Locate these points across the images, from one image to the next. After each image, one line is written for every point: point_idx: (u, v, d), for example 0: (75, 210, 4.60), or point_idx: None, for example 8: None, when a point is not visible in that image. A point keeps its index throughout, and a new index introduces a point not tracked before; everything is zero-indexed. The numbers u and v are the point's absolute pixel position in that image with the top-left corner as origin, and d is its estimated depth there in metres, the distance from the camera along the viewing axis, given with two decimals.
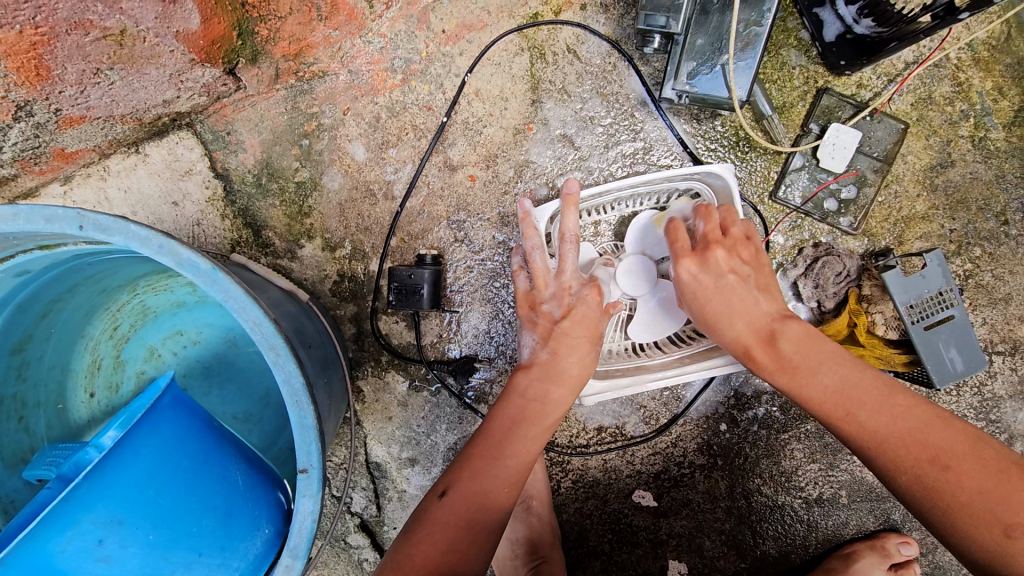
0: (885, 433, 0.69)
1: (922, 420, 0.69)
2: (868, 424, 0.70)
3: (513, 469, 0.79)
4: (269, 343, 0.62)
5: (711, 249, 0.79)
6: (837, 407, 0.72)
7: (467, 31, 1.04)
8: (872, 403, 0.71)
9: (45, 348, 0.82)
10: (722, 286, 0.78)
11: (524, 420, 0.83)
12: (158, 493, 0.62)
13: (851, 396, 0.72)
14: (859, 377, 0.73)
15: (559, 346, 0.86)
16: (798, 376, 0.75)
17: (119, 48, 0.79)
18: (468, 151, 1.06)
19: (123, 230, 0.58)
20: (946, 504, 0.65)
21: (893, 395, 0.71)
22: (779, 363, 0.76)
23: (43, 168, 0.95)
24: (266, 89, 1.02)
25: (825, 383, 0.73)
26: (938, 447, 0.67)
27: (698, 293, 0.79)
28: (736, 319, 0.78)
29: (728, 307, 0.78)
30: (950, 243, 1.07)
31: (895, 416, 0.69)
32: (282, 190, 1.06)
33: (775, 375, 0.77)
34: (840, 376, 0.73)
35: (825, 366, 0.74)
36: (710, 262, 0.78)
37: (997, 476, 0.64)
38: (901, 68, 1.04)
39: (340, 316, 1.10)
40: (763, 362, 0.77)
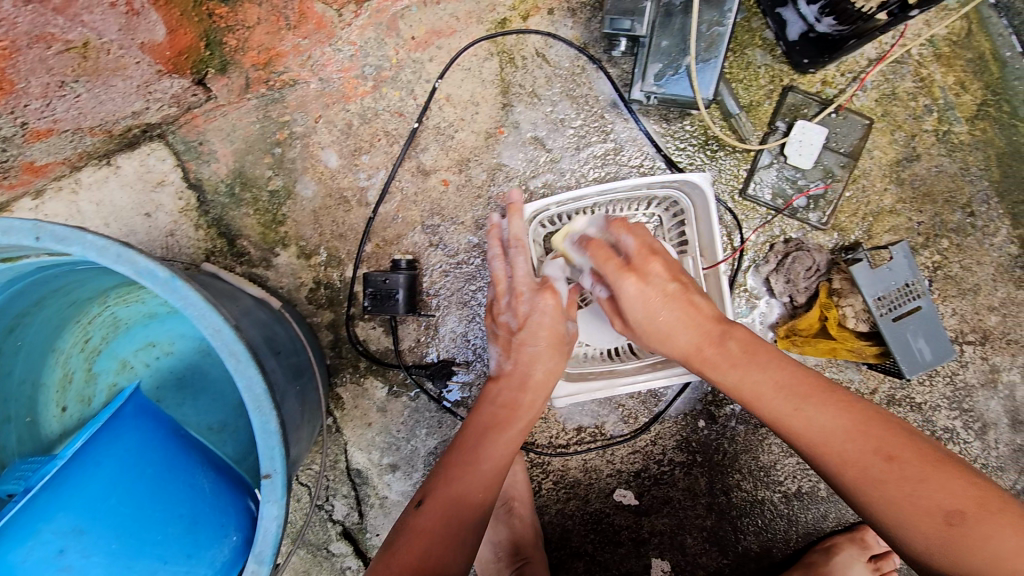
0: (831, 427, 0.70)
1: (863, 416, 0.70)
2: (813, 420, 0.71)
3: (489, 473, 0.80)
4: (230, 350, 0.62)
5: (650, 261, 0.79)
6: (785, 405, 0.73)
7: (436, 37, 1.05)
8: (815, 399, 0.72)
9: (14, 362, 0.81)
10: (663, 300, 0.78)
11: (491, 426, 0.84)
12: (119, 502, 0.63)
13: (795, 391, 0.73)
14: (801, 376, 0.75)
15: (521, 355, 0.88)
16: (748, 374, 0.76)
17: (83, 61, 0.80)
18: (441, 156, 1.07)
19: (80, 240, 0.58)
20: (890, 496, 0.66)
21: (835, 393, 0.73)
22: (730, 361, 0.77)
23: (13, 181, 0.95)
24: (237, 98, 1.02)
25: (773, 379, 0.74)
26: (879, 439, 0.68)
27: (647, 306, 0.79)
28: (681, 326, 0.79)
29: (676, 311, 0.79)
30: (918, 235, 1.09)
31: (839, 411, 0.71)
32: (256, 198, 1.06)
33: (725, 375, 0.78)
34: (785, 374, 0.75)
35: (772, 364, 0.76)
36: (650, 276, 0.78)
37: (936, 467, 0.66)
38: (863, 65, 1.06)
39: (316, 324, 1.09)
40: (713, 362, 0.78)
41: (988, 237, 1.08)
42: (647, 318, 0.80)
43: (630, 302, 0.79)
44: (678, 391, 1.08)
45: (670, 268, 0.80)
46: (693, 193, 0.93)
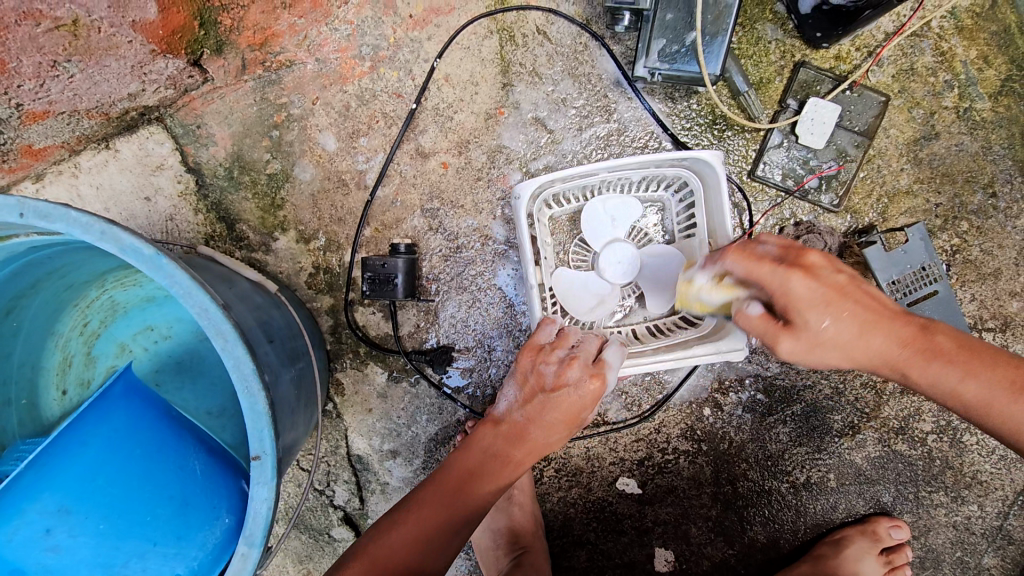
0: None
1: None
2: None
3: (472, 515, 0.79)
4: (217, 329, 0.61)
5: (807, 253, 0.66)
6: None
7: (434, 15, 1.02)
8: None
9: (12, 345, 0.82)
10: (851, 302, 0.65)
11: (477, 477, 0.80)
12: (107, 482, 0.63)
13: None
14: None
15: (535, 418, 0.80)
16: (968, 374, 0.69)
17: (74, 40, 0.78)
18: (440, 138, 1.05)
19: (64, 216, 0.57)
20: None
21: None
22: (943, 359, 0.69)
23: (12, 165, 0.95)
24: (234, 80, 1.01)
25: (1003, 387, 0.68)
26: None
27: (828, 298, 0.65)
28: (887, 339, 0.68)
29: (871, 321, 0.67)
30: (936, 217, 1.04)
31: None
32: (254, 182, 1.05)
33: (932, 380, 0.70)
34: (1016, 377, 0.68)
35: (993, 368, 0.69)
36: (823, 277, 0.65)
37: None
38: (879, 39, 1.02)
39: (316, 309, 1.09)
40: (927, 361, 0.69)
41: (1011, 219, 1.04)
42: (839, 332, 0.66)
43: (799, 304, 0.65)
44: (682, 377, 1.06)
45: (838, 274, 0.66)
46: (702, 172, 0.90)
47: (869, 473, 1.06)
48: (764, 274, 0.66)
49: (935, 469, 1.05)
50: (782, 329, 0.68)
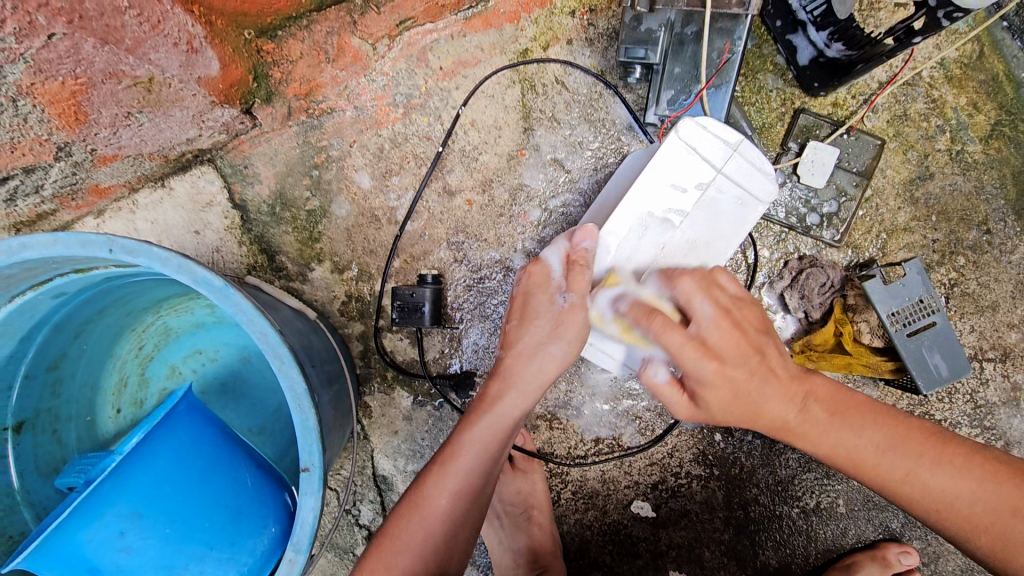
0: (964, 494, 0.70)
1: (989, 463, 0.71)
2: (931, 483, 0.71)
3: (471, 478, 0.85)
4: (274, 352, 0.69)
5: (693, 296, 0.78)
6: (896, 471, 0.73)
7: (462, 67, 1.12)
8: (930, 456, 0.72)
9: (77, 366, 0.89)
10: (739, 334, 0.76)
11: (465, 426, 0.89)
12: (174, 490, 0.69)
13: (909, 452, 0.73)
14: (898, 429, 0.74)
15: (510, 334, 0.95)
16: (844, 437, 0.75)
17: (147, 94, 0.87)
18: (466, 177, 1.14)
19: (147, 252, 0.66)
20: (1013, 537, 0.68)
21: (947, 448, 0.73)
22: (827, 415, 0.76)
23: (80, 202, 1.04)
24: (280, 125, 1.11)
25: (876, 444, 0.73)
26: (1015, 496, 0.69)
27: (677, 349, 0.76)
28: (772, 391, 0.76)
29: (779, 388, 0.76)
30: (934, 253, 1.10)
31: (958, 473, 0.71)
32: (294, 217, 1.14)
33: (818, 444, 0.76)
34: (877, 426, 0.74)
35: (870, 425, 0.75)
36: (720, 350, 0.75)
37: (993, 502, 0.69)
38: (874, 87, 1.09)
39: (348, 334, 1.16)
40: (802, 427, 0.76)
41: (1006, 254, 1.09)
42: (732, 371, 0.75)
43: (675, 350, 0.76)
44: None
45: (746, 338, 0.76)
46: (704, 138, 0.85)
47: (877, 499, 1.09)
48: (649, 324, 0.78)
49: None
50: (708, 358, 0.75)
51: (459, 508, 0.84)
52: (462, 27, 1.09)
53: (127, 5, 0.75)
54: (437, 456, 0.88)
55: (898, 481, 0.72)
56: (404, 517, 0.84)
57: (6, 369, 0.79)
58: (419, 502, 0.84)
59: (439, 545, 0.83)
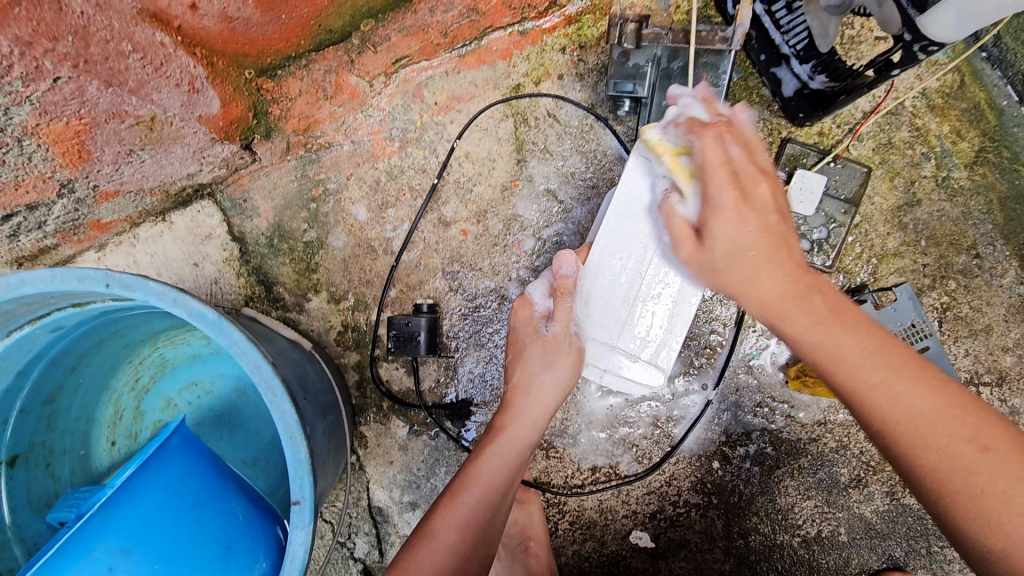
0: (923, 404, 0.61)
1: (967, 399, 0.61)
2: (906, 398, 0.61)
3: (480, 504, 0.84)
4: (267, 384, 0.69)
5: (750, 149, 0.76)
6: (869, 374, 0.64)
7: (457, 102, 1.15)
8: (907, 372, 0.63)
9: (72, 400, 0.90)
10: (766, 181, 0.74)
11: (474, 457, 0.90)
12: (164, 524, 0.70)
13: (888, 361, 0.64)
14: (889, 339, 0.66)
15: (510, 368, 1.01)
16: (830, 332, 0.67)
17: (149, 132, 0.90)
18: (460, 208, 1.16)
19: (143, 287, 0.67)
20: (978, 487, 0.57)
21: (926, 371, 0.63)
22: (811, 315, 0.69)
23: (80, 237, 1.06)
24: (279, 160, 1.14)
25: (864, 345, 0.65)
26: (988, 427, 0.59)
27: (716, 175, 0.74)
28: (777, 277, 0.72)
29: (769, 256, 0.72)
30: (925, 277, 1.11)
31: (930, 390, 0.61)
32: (292, 249, 1.16)
33: (801, 325, 0.70)
34: (871, 331, 0.67)
35: (862, 329, 0.67)
36: (757, 204, 0.73)
37: (956, 417, 0.60)
38: (858, 117, 1.12)
39: (344, 364, 1.17)
40: (792, 316, 0.71)
41: (997, 278, 1.10)
42: (742, 240, 0.73)
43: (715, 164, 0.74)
44: (687, 429, 1.09)
45: (774, 193, 0.75)
46: (656, 151, 0.79)
47: (879, 527, 1.08)
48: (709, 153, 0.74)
49: None
50: (696, 232, 0.76)
51: (468, 540, 0.81)
52: (456, 64, 1.14)
53: (131, 48, 0.79)
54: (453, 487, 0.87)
55: (870, 381, 0.63)
56: (413, 546, 0.81)
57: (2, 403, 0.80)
58: (428, 532, 0.81)
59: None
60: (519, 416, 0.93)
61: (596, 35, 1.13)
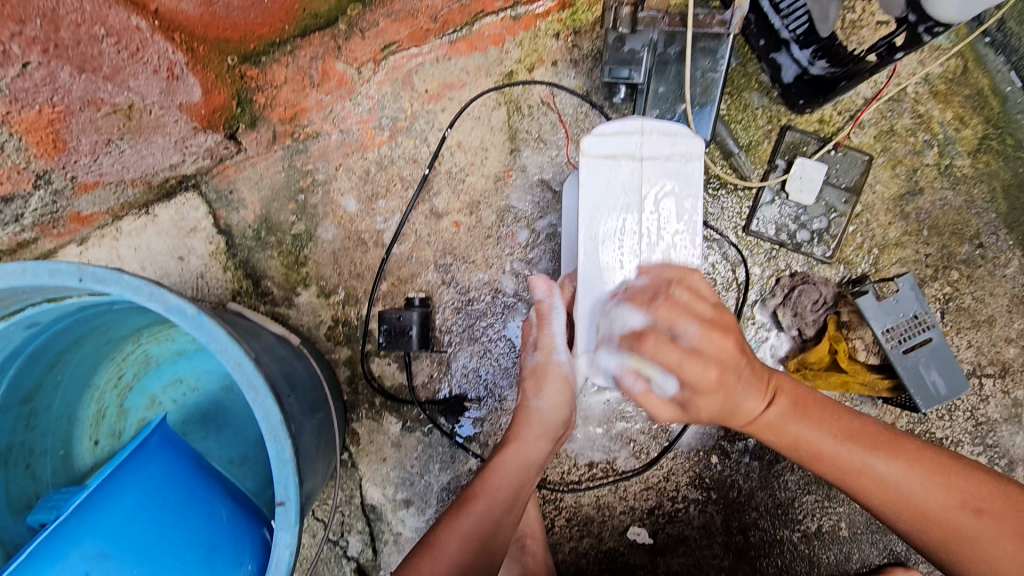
0: (914, 481, 0.69)
1: (941, 463, 0.70)
2: (889, 473, 0.70)
3: (487, 514, 0.83)
4: (249, 381, 0.67)
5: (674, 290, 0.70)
6: (850, 459, 0.71)
7: (448, 90, 1.12)
8: (884, 450, 0.71)
9: (53, 398, 0.87)
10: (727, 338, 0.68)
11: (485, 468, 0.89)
12: (143, 528, 0.67)
13: (862, 447, 0.71)
14: (854, 422, 0.74)
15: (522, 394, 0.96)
16: (803, 433, 0.73)
17: (128, 121, 0.87)
18: (452, 199, 1.13)
19: (118, 280, 0.64)
20: (974, 539, 0.67)
21: (900, 444, 0.72)
22: (791, 416, 0.74)
23: (61, 230, 1.03)
24: (265, 150, 1.10)
25: (833, 434, 0.72)
26: (967, 489, 0.68)
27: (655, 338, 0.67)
28: (747, 396, 0.72)
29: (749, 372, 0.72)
30: (927, 267, 1.09)
31: (909, 465, 0.70)
32: (280, 242, 1.13)
33: (791, 433, 0.74)
34: (838, 421, 0.73)
35: (828, 420, 0.74)
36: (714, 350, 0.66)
37: (943, 483, 0.68)
38: (859, 104, 1.09)
39: (334, 360, 1.14)
40: (764, 429, 0.75)
41: (1000, 268, 1.08)
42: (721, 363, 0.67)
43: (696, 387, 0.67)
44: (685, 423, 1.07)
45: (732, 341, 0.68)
46: (617, 145, 0.80)
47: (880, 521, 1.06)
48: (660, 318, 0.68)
49: None
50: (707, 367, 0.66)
51: (470, 550, 0.79)
52: (447, 50, 1.11)
53: (104, 32, 0.76)
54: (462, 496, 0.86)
55: (865, 465, 0.70)
56: (419, 556, 0.78)
57: None
58: (431, 542, 0.79)
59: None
60: (523, 442, 0.90)
61: (590, 20, 1.10)
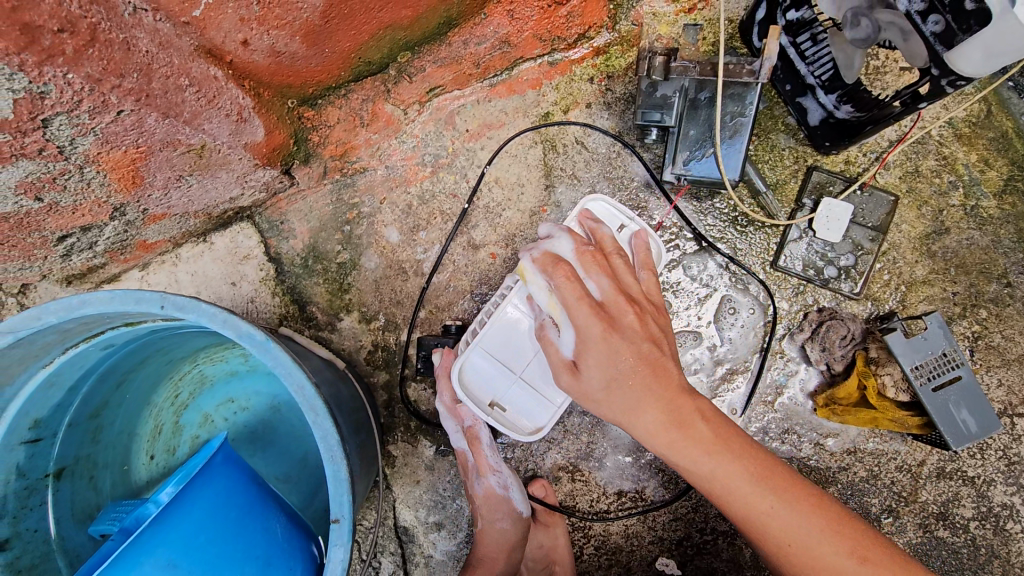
0: (802, 544, 0.73)
1: (834, 517, 0.74)
2: (797, 527, 0.73)
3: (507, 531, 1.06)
4: (310, 404, 0.72)
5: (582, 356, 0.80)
6: (761, 501, 0.74)
7: (487, 129, 1.19)
8: (789, 492, 0.75)
9: (116, 415, 0.93)
10: (618, 329, 0.79)
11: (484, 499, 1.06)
12: (208, 541, 0.71)
13: (762, 478, 0.75)
14: (764, 461, 0.76)
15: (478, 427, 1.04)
16: (719, 462, 0.75)
17: (198, 159, 0.94)
18: (490, 232, 1.19)
19: (195, 308, 0.70)
20: None
21: (798, 494, 0.75)
22: (702, 447, 0.76)
23: (127, 256, 1.11)
24: (316, 184, 1.18)
25: (747, 472, 0.75)
26: (853, 540, 0.73)
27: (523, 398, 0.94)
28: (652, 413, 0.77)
29: (643, 394, 0.77)
30: (955, 305, 1.11)
31: (810, 508, 0.74)
32: (325, 270, 1.20)
33: (693, 459, 0.76)
34: (747, 461, 0.76)
35: (737, 456, 0.76)
36: (622, 336, 0.78)
37: (842, 527, 0.73)
38: (884, 145, 1.13)
39: (373, 383, 1.19)
40: (678, 446, 0.77)
41: None
42: (600, 366, 0.78)
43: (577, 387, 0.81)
44: None
45: (645, 323, 0.80)
46: None
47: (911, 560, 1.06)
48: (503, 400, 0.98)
49: (981, 557, 1.08)
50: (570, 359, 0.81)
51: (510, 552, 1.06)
52: (487, 93, 1.18)
53: (188, 82, 0.83)
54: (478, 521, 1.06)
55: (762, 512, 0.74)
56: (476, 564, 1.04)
57: (53, 416, 0.83)
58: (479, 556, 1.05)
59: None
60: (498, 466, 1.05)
61: (623, 65, 1.17)
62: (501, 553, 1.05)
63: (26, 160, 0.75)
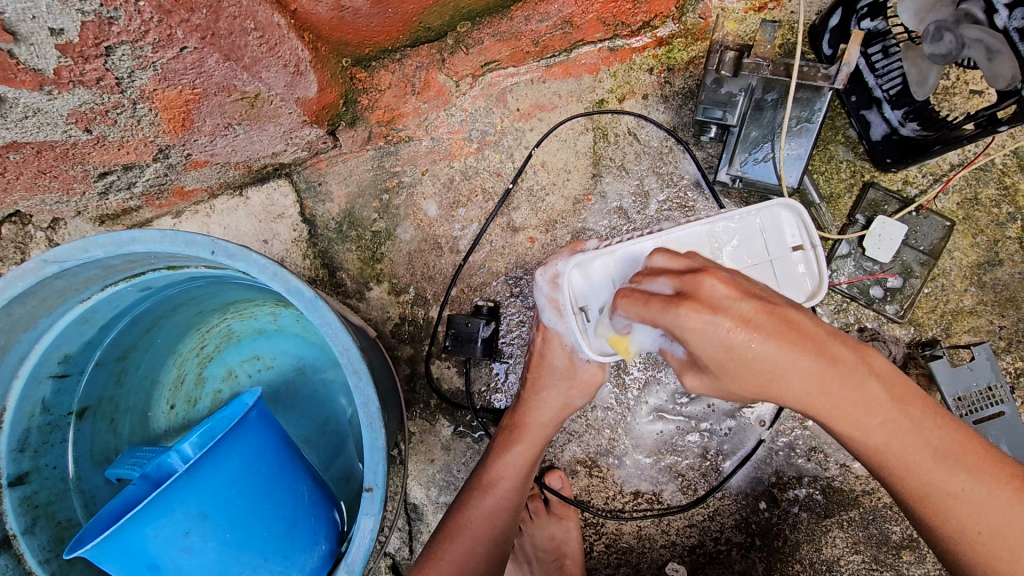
0: (977, 500, 0.70)
1: (1017, 476, 0.71)
2: (966, 488, 0.70)
3: (521, 471, 0.99)
4: (352, 367, 0.71)
5: (705, 286, 0.63)
6: (933, 469, 0.70)
7: (538, 111, 1.16)
8: (955, 452, 0.70)
9: (143, 359, 0.93)
10: (722, 279, 0.63)
11: (517, 432, 1.00)
12: (239, 496, 0.71)
13: (941, 442, 0.70)
14: (935, 420, 0.70)
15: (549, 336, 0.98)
16: (883, 425, 0.70)
17: (250, 108, 0.92)
18: (531, 216, 1.16)
19: (245, 257, 0.69)
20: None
21: (971, 447, 0.71)
22: (872, 409, 0.69)
23: (162, 202, 1.09)
24: (358, 148, 1.15)
25: (920, 437, 0.70)
26: None
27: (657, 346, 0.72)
28: (809, 384, 0.66)
29: (794, 362, 0.64)
30: (999, 339, 1.09)
31: (982, 473, 0.70)
32: (360, 237, 1.17)
33: (861, 426, 0.70)
34: (908, 411, 0.70)
35: (916, 414, 0.70)
36: (726, 311, 0.61)
37: (1016, 494, 0.70)
38: (946, 169, 1.10)
39: (396, 356, 1.17)
40: (837, 413, 0.69)
41: None
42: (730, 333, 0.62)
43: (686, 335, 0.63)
44: (737, 463, 1.07)
45: (785, 320, 0.64)
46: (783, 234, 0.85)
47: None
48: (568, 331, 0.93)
49: None
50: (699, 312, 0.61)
51: (510, 495, 0.98)
52: (543, 73, 1.15)
53: (252, 26, 0.79)
54: (507, 444, 1.00)
55: (935, 478, 0.70)
56: (477, 496, 0.97)
57: (83, 353, 0.84)
58: (489, 483, 0.98)
59: (479, 562, 0.93)
60: (546, 395, 0.99)
61: (685, 58, 1.14)
62: (509, 490, 0.98)
63: (82, 88, 0.73)
